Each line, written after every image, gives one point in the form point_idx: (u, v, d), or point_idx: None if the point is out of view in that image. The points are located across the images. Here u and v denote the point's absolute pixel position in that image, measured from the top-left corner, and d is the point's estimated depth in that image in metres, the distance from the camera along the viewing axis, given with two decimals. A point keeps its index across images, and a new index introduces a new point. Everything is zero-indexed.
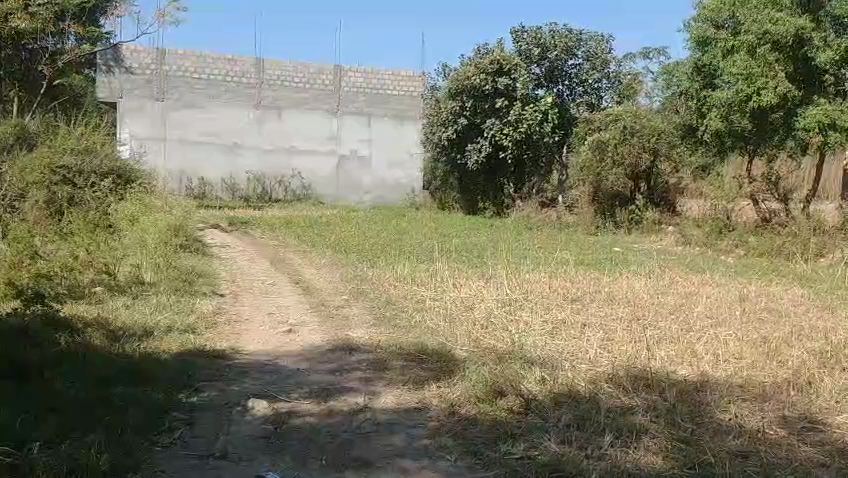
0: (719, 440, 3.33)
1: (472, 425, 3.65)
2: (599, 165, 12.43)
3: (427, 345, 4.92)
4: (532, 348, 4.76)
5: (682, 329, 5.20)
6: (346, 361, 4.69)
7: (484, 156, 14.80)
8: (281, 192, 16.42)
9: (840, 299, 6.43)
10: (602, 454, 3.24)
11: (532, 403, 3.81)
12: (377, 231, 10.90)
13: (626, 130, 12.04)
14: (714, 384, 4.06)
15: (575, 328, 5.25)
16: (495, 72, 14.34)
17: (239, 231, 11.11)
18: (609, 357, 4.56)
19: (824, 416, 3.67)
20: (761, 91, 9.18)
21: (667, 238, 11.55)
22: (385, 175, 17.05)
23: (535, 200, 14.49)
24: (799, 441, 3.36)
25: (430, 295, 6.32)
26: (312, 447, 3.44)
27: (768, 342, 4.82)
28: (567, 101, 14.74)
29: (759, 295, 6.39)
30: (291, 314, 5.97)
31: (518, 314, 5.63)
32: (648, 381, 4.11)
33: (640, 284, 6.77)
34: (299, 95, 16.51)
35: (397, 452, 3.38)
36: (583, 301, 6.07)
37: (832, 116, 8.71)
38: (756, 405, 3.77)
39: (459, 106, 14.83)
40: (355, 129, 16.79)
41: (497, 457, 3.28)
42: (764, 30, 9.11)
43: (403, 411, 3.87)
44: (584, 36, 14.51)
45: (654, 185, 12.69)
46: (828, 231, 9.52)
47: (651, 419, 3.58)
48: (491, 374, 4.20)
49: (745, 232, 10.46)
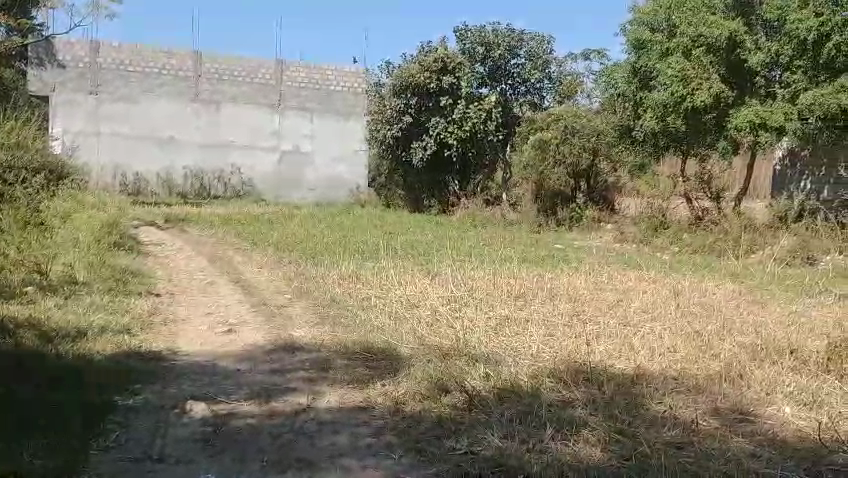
0: (655, 432, 3.43)
1: (416, 422, 3.66)
2: (541, 164, 12.69)
3: (372, 343, 4.91)
4: (476, 344, 4.82)
5: (620, 324, 5.34)
6: (287, 361, 4.64)
7: (429, 154, 14.81)
8: (220, 188, 16.05)
9: (769, 294, 6.69)
10: (543, 447, 3.29)
11: (476, 399, 3.84)
12: (322, 230, 10.71)
13: (567, 130, 12.40)
14: (650, 378, 4.18)
15: (518, 324, 5.33)
16: (439, 70, 14.45)
17: (177, 229, 10.81)
18: (551, 352, 4.65)
19: (755, 407, 3.80)
20: (695, 92, 9.52)
21: (606, 234, 11.80)
22: (329, 171, 16.82)
23: (479, 198, 14.47)
24: (731, 432, 3.48)
25: (375, 293, 6.31)
26: (254, 448, 3.40)
27: (701, 336, 4.99)
28: (510, 100, 14.95)
29: (691, 290, 6.61)
30: (231, 314, 5.86)
31: (462, 311, 5.67)
32: (587, 375, 4.19)
33: (580, 280, 6.92)
34: (238, 88, 16.21)
35: (340, 452, 3.36)
36: (526, 298, 6.16)
37: (762, 116, 9.03)
38: (690, 397, 3.90)
39: (404, 104, 14.78)
40: (297, 123, 16.57)
41: (441, 454, 3.30)
42: (699, 33, 9.50)
43: (346, 410, 3.85)
44: (526, 35, 14.79)
45: (594, 183, 13.01)
46: (758, 228, 9.85)
47: (591, 412, 3.66)
48: (435, 371, 4.22)
49: (680, 230, 10.78)
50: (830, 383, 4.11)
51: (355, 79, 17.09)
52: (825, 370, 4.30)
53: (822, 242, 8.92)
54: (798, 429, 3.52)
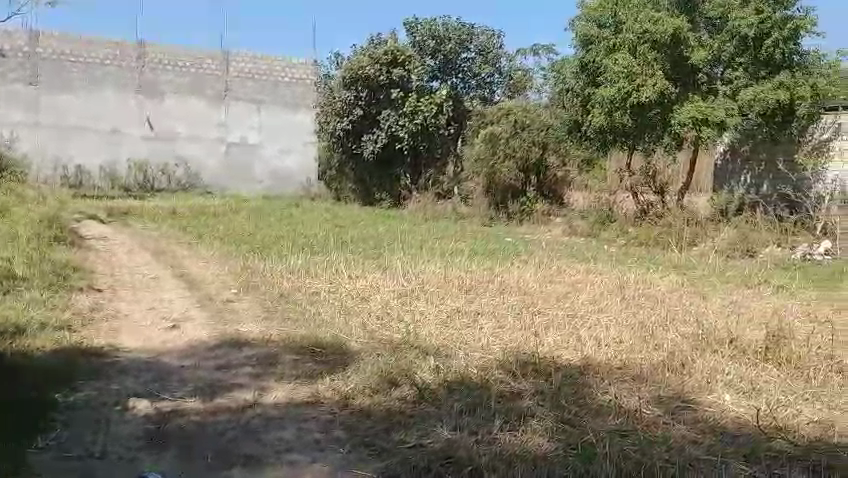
0: (601, 422, 3.49)
1: (365, 417, 3.64)
2: (491, 158, 12.78)
3: (320, 337, 4.87)
4: (426, 337, 4.83)
5: (568, 315, 5.42)
6: (233, 357, 4.55)
7: (379, 147, 14.75)
8: (164, 181, 15.69)
9: (711, 286, 6.88)
10: (492, 438, 3.31)
11: (425, 392, 3.85)
12: (270, 224, 10.53)
13: (517, 125, 12.56)
14: (596, 368, 4.26)
15: (468, 316, 5.36)
16: (389, 63, 14.41)
17: (119, 223, 10.49)
18: (500, 344, 4.69)
19: (696, 395, 3.90)
20: (640, 88, 9.71)
21: (555, 228, 11.96)
22: (277, 163, 16.67)
23: (430, 191, 14.62)
24: (673, 420, 3.57)
25: (325, 287, 6.26)
26: (200, 445, 3.33)
27: (645, 326, 5.11)
28: (461, 94, 14.90)
29: (637, 282, 6.75)
30: (175, 310, 5.72)
31: (413, 304, 5.67)
32: (536, 366, 4.25)
33: (530, 273, 6.99)
34: (180, 79, 15.80)
35: (288, 447, 3.31)
36: (477, 291, 6.19)
37: (704, 112, 9.29)
38: (634, 386, 3.99)
39: (354, 96, 14.66)
40: (243, 115, 16.33)
41: (390, 448, 3.29)
42: (644, 29, 9.68)
43: (294, 405, 3.80)
44: (476, 30, 14.88)
45: (543, 178, 13.13)
46: (700, 222, 10.12)
47: (539, 403, 3.70)
48: (385, 365, 4.20)
49: (626, 224, 11.00)
50: (768, 372, 4.23)
51: (304, 70, 16.83)
52: (763, 359, 4.43)
53: (760, 235, 9.24)
54: (737, 416, 3.62)
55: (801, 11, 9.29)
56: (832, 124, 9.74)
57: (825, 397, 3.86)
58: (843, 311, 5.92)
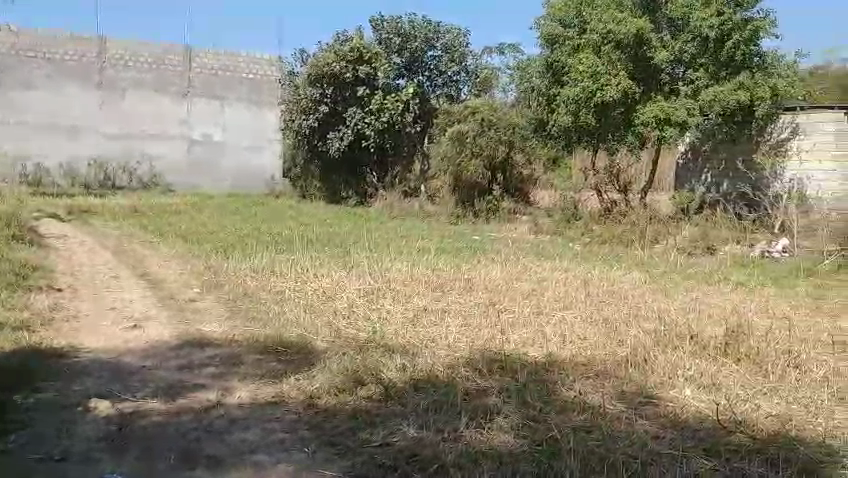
0: (565, 419, 3.53)
1: (330, 416, 3.62)
2: (458, 156, 12.81)
3: (285, 336, 4.82)
4: (392, 336, 4.82)
5: (534, 313, 5.46)
6: (195, 357, 4.49)
7: (345, 144, 14.68)
8: (126, 178, 15.37)
9: (673, 283, 7.00)
10: (458, 436, 3.32)
11: (391, 391, 3.84)
12: (234, 222, 10.40)
13: (484, 124, 12.58)
14: (560, 364, 4.30)
15: (435, 314, 5.37)
16: (355, 60, 14.36)
17: (79, 221, 10.26)
18: (467, 342, 4.71)
19: (658, 391, 3.96)
20: (604, 88, 9.82)
21: (521, 226, 12.02)
22: (241, 161, 16.52)
23: (397, 190, 14.50)
24: (636, 415, 3.62)
25: (289, 286, 6.20)
26: (163, 446, 3.28)
27: (609, 323, 5.17)
28: (427, 93, 14.82)
29: (601, 280, 6.83)
30: (136, 309, 5.61)
31: (380, 303, 5.65)
32: (502, 363, 4.27)
33: (496, 271, 7.02)
34: (143, 76, 15.53)
35: (252, 447, 3.28)
36: (444, 289, 6.20)
37: (667, 112, 9.49)
38: (598, 382, 4.04)
39: (319, 93, 14.56)
40: (206, 112, 16.15)
41: (356, 447, 3.27)
42: (608, 30, 9.78)
43: (258, 405, 3.76)
44: (442, 28, 14.84)
45: (509, 176, 13.24)
46: (662, 220, 10.29)
47: (504, 400, 3.72)
48: (351, 363, 4.18)
49: (591, 222, 11.11)
50: (727, 366, 4.32)
51: (268, 67, 16.80)
52: (723, 354, 4.51)
53: (720, 232, 9.46)
54: (698, 410, 3.68)
55: (760, 13, 9.50)
56: (790, 124, 9.96)
57: (783, 391, 3.93)
58: (799, 308, 6.06)
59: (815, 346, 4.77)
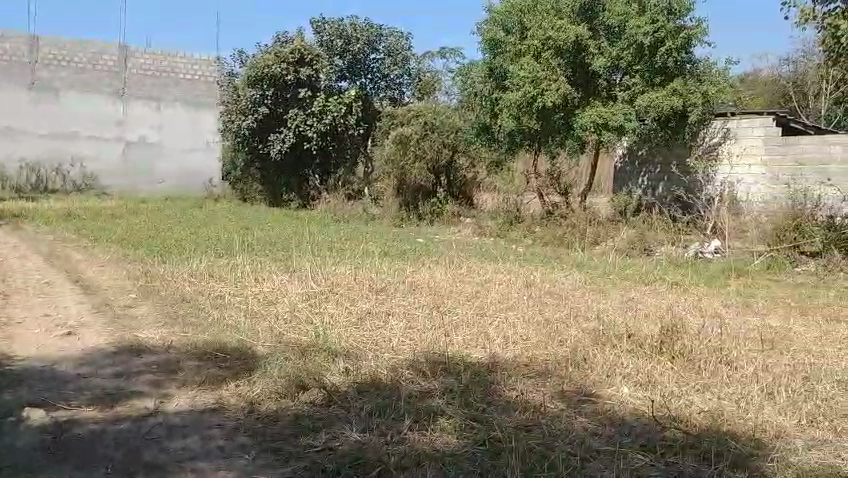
0: (507, 418, 3.58)
1: (272, 422, 3.57)
2: (402, 160, 12.80)
3: (225, 343, 4.74)
4: (335, 339, 4.79)
5: (477, 314, 5.52)
6: (132, 364, 4.37)
7: (287, 147, 14.52)
8: (59, 182, 14.91)
9: (612, 283, 7.17)
10: (401, 438, 3.32)
11: (334, 395, 3.81)
12: (172, 226, 10.16)
13: (427, 127, 12.62)
14: (503, 364, 4.36)
15: (379, 318, 5.36)
16: (296, 62, 14.21)
17: (8, 226, 9.87)
18: (410, 344, 4.72)
19: (597, 389, 4.05)
20: (545, 93, 10.01)
21: (465, 228, 12.11)
22: (180, 163, 16.13)
23: (341, 192, 14.44)
24: (576, 413, 3.69)
25: (229, 291, 6.10)
26: (99, 455, 3.19)
27: (551, 324, 5.25)
28: (370, 95, 14.83)
29: (543, 281, 6.95)
30: (70, 316, 5.43)
31: (322, 307, 5.61)
32: (445, 365, 4.30)
33: (440, 273, 7.05)
34: (77, 76, 15.03)
35: (192, 454, 3.21)
36: (388, 292, 6.19)
37: (604, 117, 9.70)
38: (539, 382, 4.11)
39: (259, 94, 14.36)
40: (143, 114, 15.71)
41: (298, 451, 3.24)
42: (548, 36, 9.95)
43: (197, 412, 3.69)
44: (384, 30, 14.80)
45: (453, 179, 13.36)
46: (601, 222, 10.52)
47: (448, 401, 3.74)
48: (293, 368, 4.14)
49: (532, 224, 11.31)
50: (663, 364, 4.45)
51: (206, 68, 16.50)
52: (658, 352, 4.63)
53: (656, 234, 9.70)
54: (635, 407, 3.79)
55: (693, 21, 9.83)
56: (721, 129, 10.34)
57: (715, 387, 4.07)
58: (730, 307, 6.26)
59: (745, 343, 4.95)
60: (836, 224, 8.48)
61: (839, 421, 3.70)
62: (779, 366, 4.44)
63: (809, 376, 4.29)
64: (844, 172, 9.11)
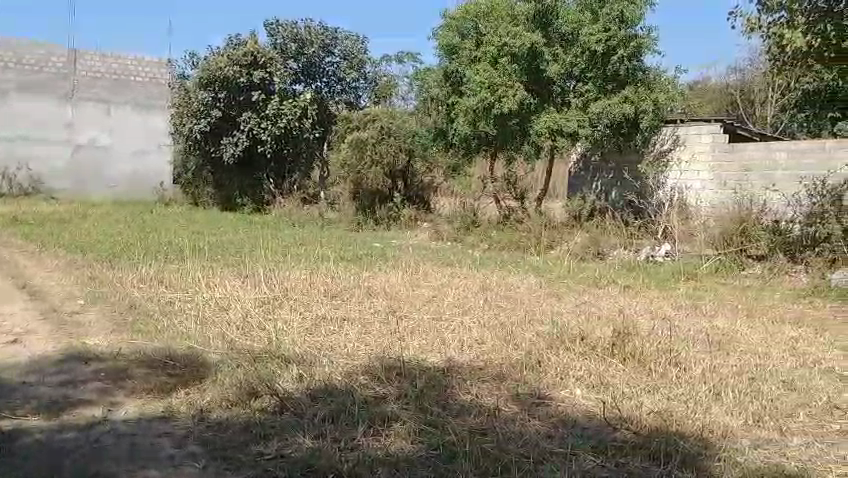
0: (462, 422, 3.58)
1: (223, 430, 3.50)
2: (358, 164, 12.76)
3: (176, 350, 4.64)
4: (289, 345, 4.73)
5: (433, 319, 5.53)
6: (79, 372, 4.24)
7: (240, 150, 14.34)
8: (3, 185, 14.41)
9: (567, 287, 7.27)
10: (354, 444, 3.30)
11: (286, 402, 3.76)
12: (122, 231, 9.91)
13: (383, 131, 12.67)
14: (457, 369, 4.36)
15: (334, 323, 5.31)
16: (249, 65, 14.06)
17: None
18: (366, 349, 4.70)
19: (550, 391, 4.09)
20: (502, 99, 10.11)
21: (422, 233, 12.12)
22: (130, 167, 15.59)
23: (295, 196, 14.28)
24: (529, 416, 3.72)
25: (181, 297, 5.98)
26: (45, 464, 3.08)
27: (505, 327, 5.30)
28: (326, 98, 14.71)
29: (498, 285, 7.00)
30: (14, 323, 5.25)
31: (276, 313, 5.54)
32: (400, 370, 4.28)
33: (396, 278, 7.04)
34: (25, 79, 14.82)
35: (142, 463, 3.12)
36: (343, 297, 6.15)
37: (558, 123, 9.92)
38: (493, 385, 4.13)
39: (212, 97, 14.17)
40: (92, 116, 15.37)
41: (248, 460, 3.18)
42: (503, 43, 10.11)
43: (146, 420, 3.59)
44: (339, 34, 14.76)
45: (410, 183, 13.34)
46: (556, 226, 10.63)
47: (402, 406, 3.73)
48: (245, 375, 4.08)
49: (489, 228, 11.36)
50: (615, 366, 4.51)
51: (158, 69, 16.31)
52: (610, 354, 4.71)
53: (609, 239, 9.88)
54: (587, 409, 3.84)
55: (644, 30, 10.04)
56: (671, 135, 10.61)
57: (664, 388, 4.15)
58: (680, 309, 6.40)
59: (695, 345, 5.07)
60: (781, 228, 8.68)
61: (783, 421, 3.80)
62: (726, 366, 4.55)
63: (755, 377, 4.40)
64: (788, 177, 9.34)
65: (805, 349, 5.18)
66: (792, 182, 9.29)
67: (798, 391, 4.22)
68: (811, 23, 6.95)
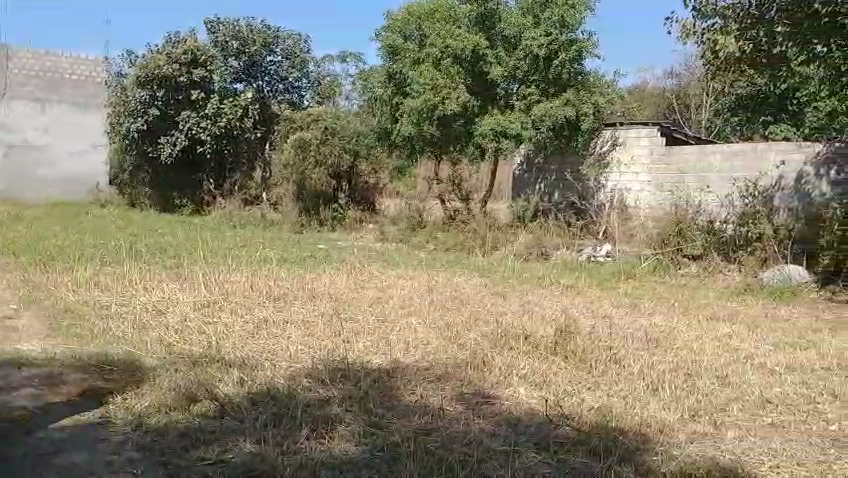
0: (406, 422, 3.58)
1: (162, 435, 3.39)
2: (302, 164, 12.64)
3: (113, 355, 4.50)
4: (230, 349, 4.64)
5: (378, 320, 5.50)
6: (11, 378, 4.06)
7: (179, 150, 14.03)
8: None
9: (511, 287, 7.36)
10: (296, 448, 3.25)
11: (227, 406, 3.69)
12: (55, 233, 9.54)
13: (327, 131, 12.54)
14: (403, 370, 4.35)
15: (277, 326, 5.23)
16: (189, 63, 13.76)
17: None
18: (309, 353, 4.63)
19: (495, 390, 4.12)
20: (445, 100, 10.19)
21: (367, 235, 12.09)
22: (65, 167, 15.28)
23: (236, 197, 14.07)
24: (474, 415, 3.74)
25: (118, 301, 5.80)
26: None
27: (450, 328, 5.31)
28: (267, 98, 14.47)
29: (444, 286, 7.03)
30: None
31: (216, 316, 5.41)
32: (344, 372, 4.24)
33: (340, 279, 7.00)
34: None
35: (76, 471, 3.00)
36: (286, 299, 6.07)
37: (502, 125, 10.02)
38: (437, 386, 4.14)
39: (149, 96, 13.82)
40: (25, 115, 14.84)
41: (187, 465, 3.10)
42: (446, 44, 10.15)
43: (81, 427, 3.46)
44: (281, 33, 14.57)
45: (355, 184, 13.25)
46: (501, 227, 10.73)
47: (346, 409, 3.70)
48: (184, 380, 3.97)
49: (434, 229, 11.39)
50: (556, 364, 4.58)
51: (94, 67, 15.76)
52: (552, 352, 4.77)
53: (553, 239, 10.04)
54: (530, 407, 3.88)
55: (585, 35, 10.22)
56: (610, 138, 10.88)
57: (605, 385, 4.24)
58: (621, 308, 6.55)
59: (634, 342, 5.19)
60: (716, 228, 8.94)
61: (718, 415, 3.91)
62: (663, 363, 4.67)
63: (690, 372, 4.53)
64: (722, 179, 9.66)
65: (737, 345, 5.36)
66: (726, 185, 9.61)
67: (731, 387, 4.36)
68: (743, 29, 7.20)
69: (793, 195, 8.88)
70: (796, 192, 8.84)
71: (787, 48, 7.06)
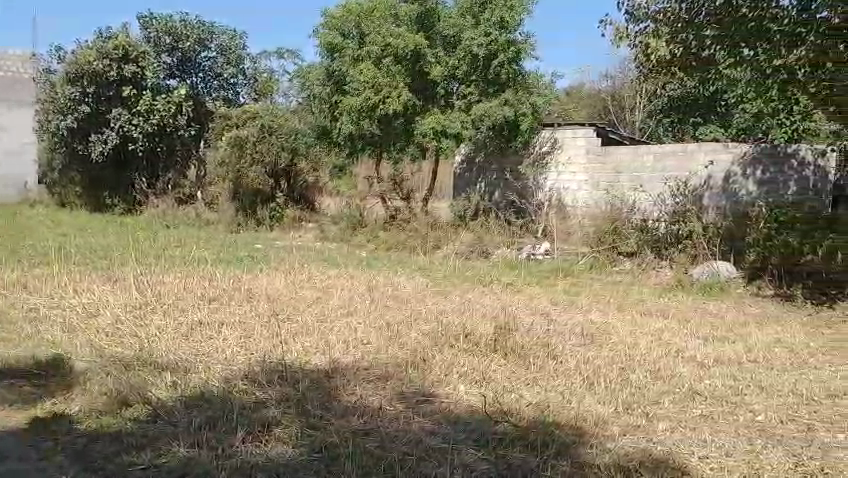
0: (345, 422, 3.54)
1: (91, 441, 3.27)
2: (238, 162, 12.34)
3: (40, 359, 4.32)
4: (163, 352, 4.50)
5: (317, 321, 5.44)
6: None
7: (110, 148, 13.55)
8: None
9: (451, 285, 7.39)
10: (232, 451, 3.17)
11: (161, 410, 3.58)
12: None
13: (264, 129, 12.27)
14: (342, 370, 4.32)
15: (212, 328, 5.10)
16: (120, 58, 13.24)
17: None
18: (246, 355, 4.53)
19: (435, 389, 4.12)
20: (386, 100, 10.15)
21: (307, 234, 11.96)
22: None
23: (170, 196, 13.79)
24: (414, 413, 3.74)
25: (45, 303, 5.58)
26: None
27: (390, 327, 5.29)
28: (202, 95, 14.28)
29: (384, 285, 7.00)
30: None
31: (149, 319, 5.25)
32: (283, 373, 4.18)
33: (279, 280, 6.89)
34: None
35: None
36: (222, 301, 5.94)
37: (443, 124, 10.07)
38: (377, 385, 4.12)
39: (79, 93, 13.29)
40: None
41: (118, 471, 2.99)
42: (386, 43, 10.15)
43: (6, 434, 3.31)
44: (216, 29, 14.22)
45: (294, 183, 13.13)
46: (442, 225, 10.78)
47: (284, 410, 3.64)
48: (116, 383, 3.84)
49: (375, 228, 11.35)
50: (495, 362, 4.61)
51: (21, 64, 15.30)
52: (492, 350, 4.80)
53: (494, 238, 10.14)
54: (470, 404, 3.90)
55: (522, 36, 10.37)
56: (549, 138, 11.05)
57: (542, 381, 4.30)
58: (558, 305, 6.66)
59: (570, 338, 5.28)
60: (649, 226, 9.20)
61: (650, 407, 4.02)
62: (599, 358, 4.77)
63: (624, 367, 4.64)
64: (653, 179, 9.95)
65: (669, 340, 5.52)
66: (657, 184, 9.90)
67: (663, 380, 4.49)
68: (675, 31, 7.43)
69: (721, 195, 9.23)
70: (724, 192, 9.20)
71: (715, 50, 7.31)
